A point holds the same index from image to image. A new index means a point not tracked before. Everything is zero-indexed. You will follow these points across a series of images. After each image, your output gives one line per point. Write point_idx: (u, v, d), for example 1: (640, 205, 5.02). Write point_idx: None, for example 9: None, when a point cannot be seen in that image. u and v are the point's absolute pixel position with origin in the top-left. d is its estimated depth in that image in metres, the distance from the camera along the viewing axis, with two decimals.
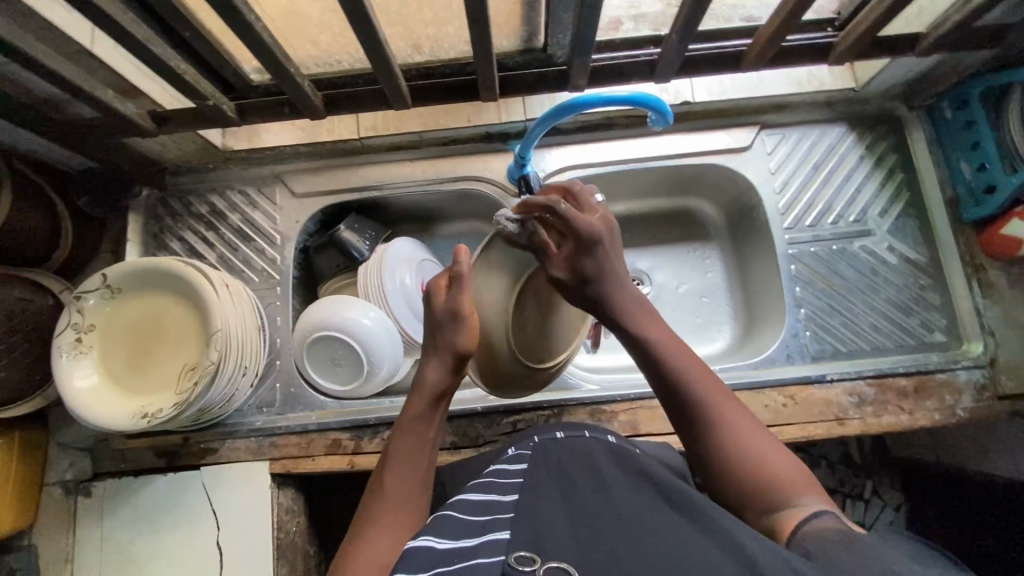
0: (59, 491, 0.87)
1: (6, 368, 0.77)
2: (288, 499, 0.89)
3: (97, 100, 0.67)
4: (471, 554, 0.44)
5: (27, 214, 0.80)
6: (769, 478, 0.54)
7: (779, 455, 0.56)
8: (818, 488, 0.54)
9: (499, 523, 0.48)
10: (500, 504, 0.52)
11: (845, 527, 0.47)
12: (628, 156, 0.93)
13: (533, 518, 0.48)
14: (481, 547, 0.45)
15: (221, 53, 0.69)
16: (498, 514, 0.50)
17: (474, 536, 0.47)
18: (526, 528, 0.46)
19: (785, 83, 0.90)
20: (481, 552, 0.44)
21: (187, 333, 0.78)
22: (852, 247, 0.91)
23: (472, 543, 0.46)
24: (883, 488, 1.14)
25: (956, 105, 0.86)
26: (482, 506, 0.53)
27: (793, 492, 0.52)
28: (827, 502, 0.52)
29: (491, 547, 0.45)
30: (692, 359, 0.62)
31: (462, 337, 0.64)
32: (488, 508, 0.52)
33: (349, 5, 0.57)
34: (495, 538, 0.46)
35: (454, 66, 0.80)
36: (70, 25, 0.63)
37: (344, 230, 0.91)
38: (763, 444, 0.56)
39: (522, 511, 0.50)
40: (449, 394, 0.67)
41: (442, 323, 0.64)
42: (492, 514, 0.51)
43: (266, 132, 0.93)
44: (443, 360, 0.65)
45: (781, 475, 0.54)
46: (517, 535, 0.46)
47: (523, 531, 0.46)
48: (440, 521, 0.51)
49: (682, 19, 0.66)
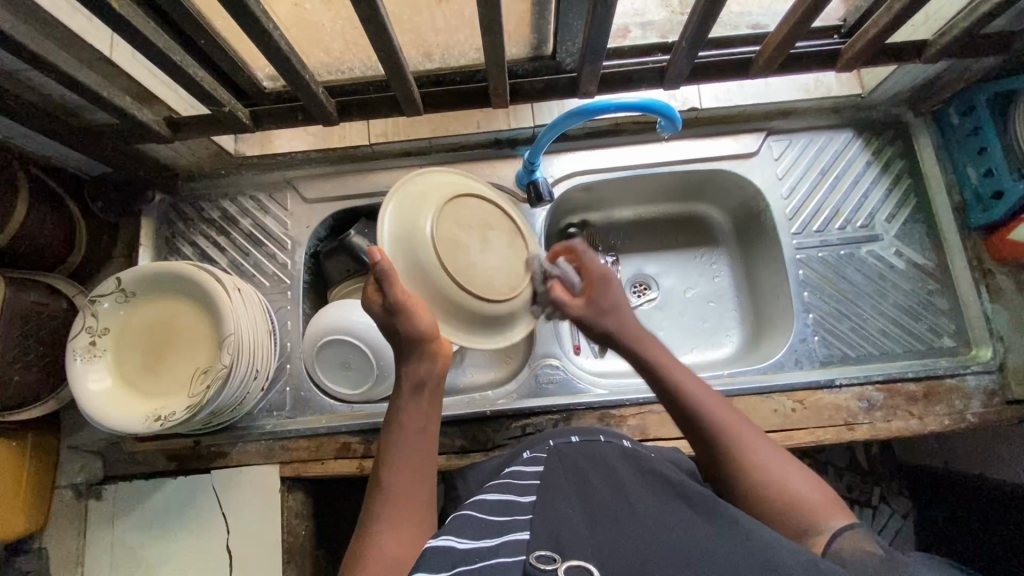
0: (70, 494, 0.88)
1: (22, 371, 0.78)
2: (297, 503, 0.89)
3: (116, 106, 0.68)
4: (493, 553, 0.44)
5: (44, 219, 0.81)
6: (794, 502, 0.55)
7: (805, 479, 0.57)
8: (841, 508, 0.54)
9: (519, 524, 0.49)
10: (518, 505, 0.52)
11: (875, 546, 0.48)
12: (636, 162, 0.93)
13: (552, 519, 0.48)
14: (503, 546, 0.45)
15: (237, 61, 0.70)
16: (517, 515, 0.50)
17: (493, 536, 0.47)
18: (546, 529, 0.47)
19: (792, 90, 0.90)
20: (503, 551, 0.45)
21: (201, 337, 0.79)
22: (860, 252, 0.91)
23: (492, 543, 0.46)
24: (891, 494, 1.13)
25: (962, 110, 0.86)
26: (501, 507, 0.53)
27: (819, 516, 0.53)
28: (852, 518, 0.53)
29: (511, 547, 0.45)
30: (713, 396, 0.65)
31: (416, 326, 0.62)
32: (508, 509, 0.52)
33: (365, 14, 0.58)
34: (515, 538, 0.46)
35: (463, 74, 0.80)
36: (90, 34, 0.64)
37: (355, 235, 0.92)
38: (789, 470, 0.58)
39: (540, 512, 0.50)
40: (432, 381, 0.67)
41: (390, 323, 0.63)
42: (512, 515, 0.51)
43: (278, 138, 0.94)
44: (421, 356, 0.64)
45: (808, 498, 0.55)
46: (536, 535, 0.46)
47: (542, 532, 0.46)
48: (458, 522, 0.51)
49: (691, 26, 0.66)
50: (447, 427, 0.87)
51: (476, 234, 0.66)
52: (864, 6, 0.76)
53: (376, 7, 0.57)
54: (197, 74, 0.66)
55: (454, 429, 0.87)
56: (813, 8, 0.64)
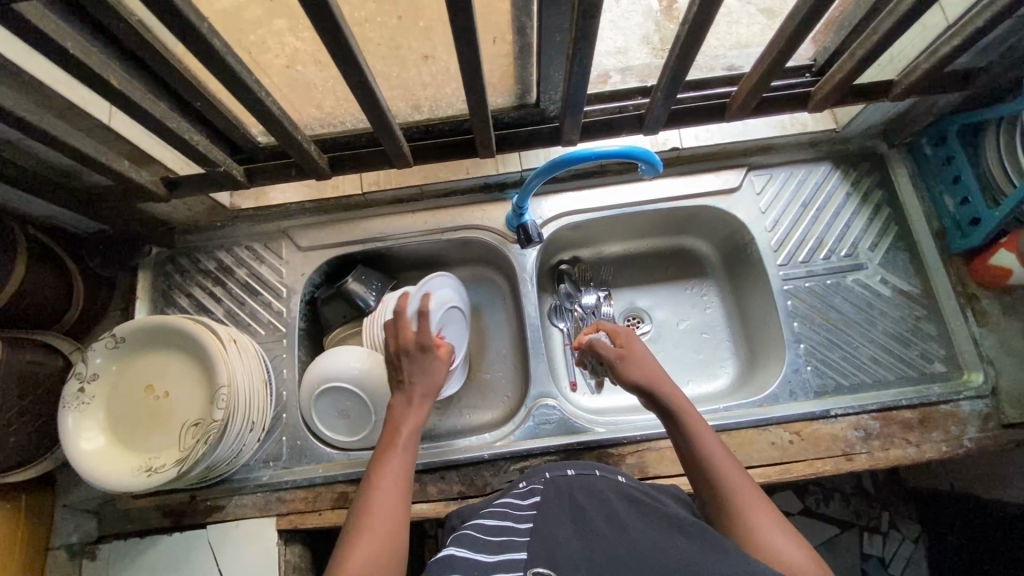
0: (63, 555, 0.86)
1: (16, 433, 0.77)
2: (295, 556, 0.88)
3: (114, 170, 0.71)
4: (490, 570, 0.47)
5: (41, 279, 0.82)
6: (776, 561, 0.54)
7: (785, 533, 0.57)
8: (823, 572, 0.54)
9: (516, 544, 0.50)
10: (515, 527, 0.54)
11: None
12: (622, 200, 0.96)
13: (548, 541, 0.50)
14: (501, 565, 0.48)
15: (232, 122, 0.73)
16: (514, 536, 0.52)
17: (492, 554, 0.50)
18: (542, 549, 0.49)
19: (768, 127, 0.93)
20: (499, 572, 0.47)
21: (190, 391, 0.79)
22: (846, 280, 0.93)
23: (490, 562, 0.49)
24: (900, 519, 1.12)
25: (934, 141, 0.90)
26: (498, 530, 0.55)
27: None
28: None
29: (509, 566, 0.47)
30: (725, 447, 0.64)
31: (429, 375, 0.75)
32: (504, 531, 0.54)
33: (354, 78, 0.61)
34: (511, 557, 0.49)
35: (453, 124, 0.85)
36: (91, 104, 0.67)
37: (352, 281, 0.94)
38: (773, 525, 0.57)
39: (537, 535, 0.51)
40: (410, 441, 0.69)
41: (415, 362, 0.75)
42: (508, 536, 0.53)
43: (272, 191, 0.97)
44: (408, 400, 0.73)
45: (789, 557, 0.54)
46: (533, 554, 0.48)
47: (539, 551, 0.49)
48: (459, 542, 0.53)
49: (667, 77, 0.70)
50: (445, 472, 0.87)
51: (156, 390, 0.79)
52: (831, 48, 0.79)
53: (364, 72, 0.60)
54: (193, 138, 0.69)
55: (452, 474, 0.86)
56: (779, 58, 0.67)
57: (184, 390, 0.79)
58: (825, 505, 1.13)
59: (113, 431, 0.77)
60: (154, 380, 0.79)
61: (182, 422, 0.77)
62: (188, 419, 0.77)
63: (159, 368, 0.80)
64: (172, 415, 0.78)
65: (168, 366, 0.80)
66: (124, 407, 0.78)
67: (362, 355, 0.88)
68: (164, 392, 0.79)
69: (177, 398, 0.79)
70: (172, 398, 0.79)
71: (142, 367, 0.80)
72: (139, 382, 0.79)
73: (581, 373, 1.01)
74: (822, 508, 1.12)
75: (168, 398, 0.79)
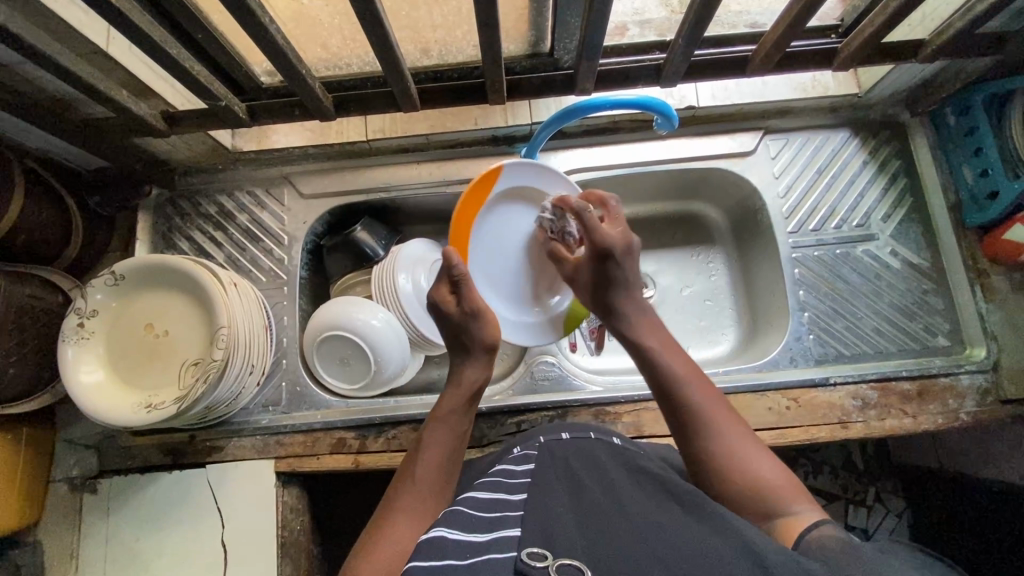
0: (64, 488, 0.88)
1: (17, 364, 0.78)
2: (292, 498, 0.89)
3: (111, 99, 0.68)
4: (485, 547, 0.46)
5: (38, 213, 0.80)
6: (758, 489, 0.56)
7: (770, 464, 0.58)
8: (809, 499, 0.55)
9: (510, 521, 0.50)
10: (509, 501, 0.54)
11: (845, 534, 0.48)
12: (633, 160, 0.93)
13: (543, 515, 0.50)
14: (495, 543, 0.47)
15: (234, 56, 0.70)
16: (507, 511, 0.52)
17: (486, 532, 0.49)
18: (537, 524, 0.49)
19: (789, 88, 0.90)
20: (495, 550, 0.46)
21: (189, 331, 0.78)
22: (856, 251, 0.91)
23: (483, 539, 0.48)
24: (886, 494, 1.14)
25: (959, 110, 0.86)
26: (492, 503, 0.54)
27: (787, 502, 0.54)
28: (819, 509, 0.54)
29: (504, 544, 0.46)
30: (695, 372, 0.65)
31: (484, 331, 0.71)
32: (497, 504, 0.54)
33: (362, 9, 0.58)
34: (506, 535, 0.48)
35: (463, 70, 0.81)
36: (89, 26, 0.64)
37: (360, 230, 0.93)
38: (756, 456, 0.58)
39: (531, 510, 0.51)
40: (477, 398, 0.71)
41: (466, 320, 0.71)
42: (502, 511, 0.52)
43: (274, 133, 0.94)
44: (477, 361, 0.71)
45: (772, 485, 0.56)
46: (528, 533, 0.48)
47: (533, 526, 0.49)
48: (450, 515, 0.53)
49: (688, 25, 0.66)
50: None
51: (157, 330, 0.79)
52: (860, 7, 0.75)
53: (373, 2, 0.57)
54: (194, 67, 0.66)
55: None
56: (806, 8, 0.64)
57: (184, 330, 0.79)
58: (813, 477, 1.15)
59: (113, 369, 0.77)
60: (154, 319, 0.79)
61: (183, 361, 0.77)
62: (189, 359, 0.77)
63: (157, 307, 0.79)
64: (172, 354, 0.78)
65: (166, 305, 0.79)
66: (122, 347, 0.78)
67: (370, 308, 0.87)
68: (163, 331, 0.79)
69: (177, 338, 0.79)
70: (173, 337, 0.79)
71: (141, 306, 0.79)
72: (137, 320, 0.79)
73: (581, 335, 1.01)
74: (810, 480, 1.14)
75: (168, 338, 0.79)
